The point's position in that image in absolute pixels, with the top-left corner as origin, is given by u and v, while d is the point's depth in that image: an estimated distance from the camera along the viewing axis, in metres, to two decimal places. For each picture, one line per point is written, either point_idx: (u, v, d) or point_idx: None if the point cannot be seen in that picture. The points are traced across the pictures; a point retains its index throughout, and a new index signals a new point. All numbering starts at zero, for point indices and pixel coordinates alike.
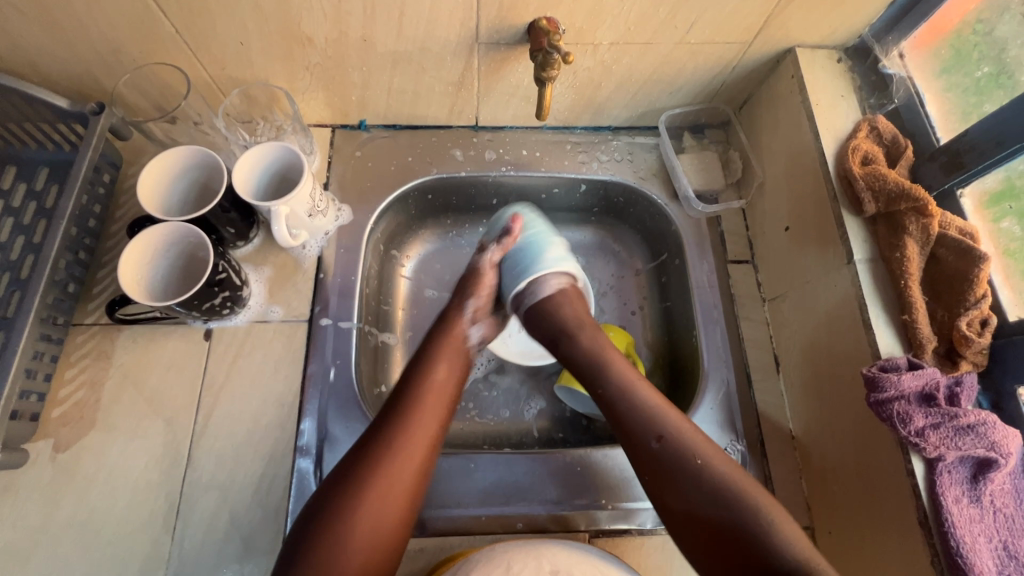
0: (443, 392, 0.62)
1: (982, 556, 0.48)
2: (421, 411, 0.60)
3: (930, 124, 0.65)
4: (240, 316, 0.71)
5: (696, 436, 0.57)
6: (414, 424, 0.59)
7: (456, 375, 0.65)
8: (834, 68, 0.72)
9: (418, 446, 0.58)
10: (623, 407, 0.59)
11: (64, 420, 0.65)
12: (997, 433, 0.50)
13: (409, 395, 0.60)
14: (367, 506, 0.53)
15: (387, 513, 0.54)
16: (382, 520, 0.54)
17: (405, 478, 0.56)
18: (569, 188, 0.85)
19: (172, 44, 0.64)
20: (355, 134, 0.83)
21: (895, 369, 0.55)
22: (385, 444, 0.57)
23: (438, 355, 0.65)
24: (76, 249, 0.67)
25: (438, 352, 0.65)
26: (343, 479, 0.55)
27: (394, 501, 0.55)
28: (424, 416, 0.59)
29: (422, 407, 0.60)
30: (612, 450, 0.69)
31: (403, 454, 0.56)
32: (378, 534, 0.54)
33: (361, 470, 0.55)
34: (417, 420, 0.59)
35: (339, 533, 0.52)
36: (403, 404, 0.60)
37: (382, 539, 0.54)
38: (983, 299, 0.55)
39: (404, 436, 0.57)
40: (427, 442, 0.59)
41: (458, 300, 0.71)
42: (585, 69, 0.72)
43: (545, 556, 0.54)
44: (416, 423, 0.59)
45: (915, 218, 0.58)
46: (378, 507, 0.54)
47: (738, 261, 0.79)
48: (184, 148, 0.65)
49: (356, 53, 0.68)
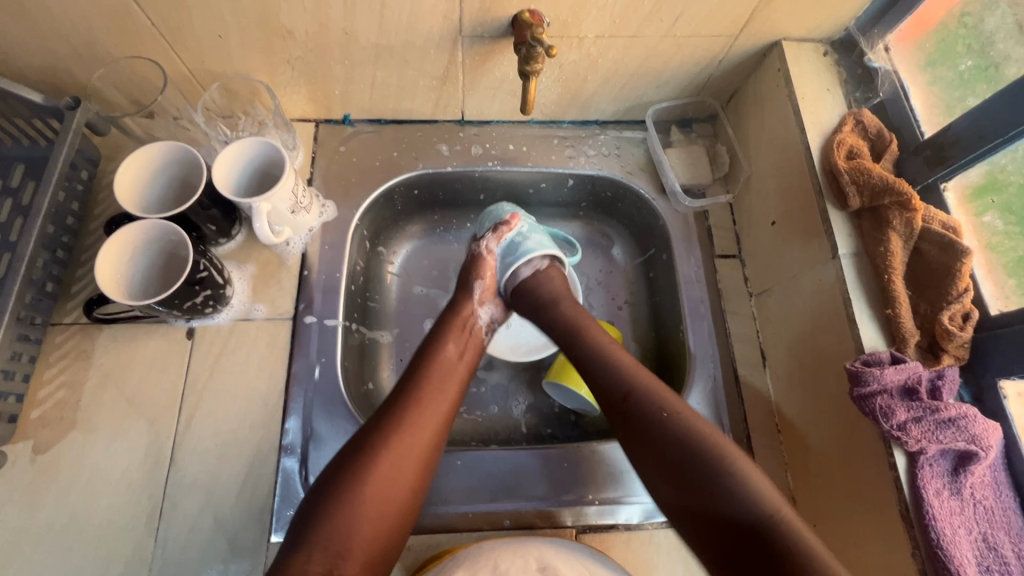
0: (452, 370, 0.63)
1: (962, 548, 0.49)
2: (437, 385, 0.60)
3: (915, 118, 0.65)
4: (223, 314, 0.71)
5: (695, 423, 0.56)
6: (425, 399, 0.59)
7: (469, 355, 0.65)
8: (821, 61, 0.71)
9: (430, 421, 0.58)
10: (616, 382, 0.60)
11: (43, 421, 0.64)
12: (977, 426, 0.51)
13: (420, 372, 0.61)
14: (378, 479, 0.53)
15: (398, 486, 0.54)
16: (392, 492, 0.53)
17: (415, 451, 0.56)
18: (556, 182, 0.85)
19: (148, 37, 0.63)
20: (339, 129, 0.82)
21: (878, 364, 0.55)
22: (397, 417, 0.57)
23: (448, 336, 0.65)
24: (53, 247, 0.66)
25: (447, 331, 0.66)
26: (355, 453, 0.54)
27: (406, 474, 0.54)
28: (436, 392, 0.60)
29: (434, 384, 0.60)
30: (603, 445, 0.69)
31: (416, 428, 0.56)
32: (389, 507, 0.53)
33: (373, 443, 0.54)
34: (430, 398, 0.59)
35: (350, 504, 0.51)
36: (414, 382, 0.60)
37: (392, 514, 0.53)
38: (965, 293, 0.55)
39: (416, 411, 0.58)
40: (438, 417, 0.58)
41: (465, 286, 0.71)
42: (570, 62, 0.71)
43: (533, 552, 0.54)
44: (428, 399, 0.59)
45: (898, 212, 0.58)
46: (389, 480, 0.53)
47: (725, 255, 0.79)
48: (161, 143, 0.64)
49: (337, 46, 0.67)
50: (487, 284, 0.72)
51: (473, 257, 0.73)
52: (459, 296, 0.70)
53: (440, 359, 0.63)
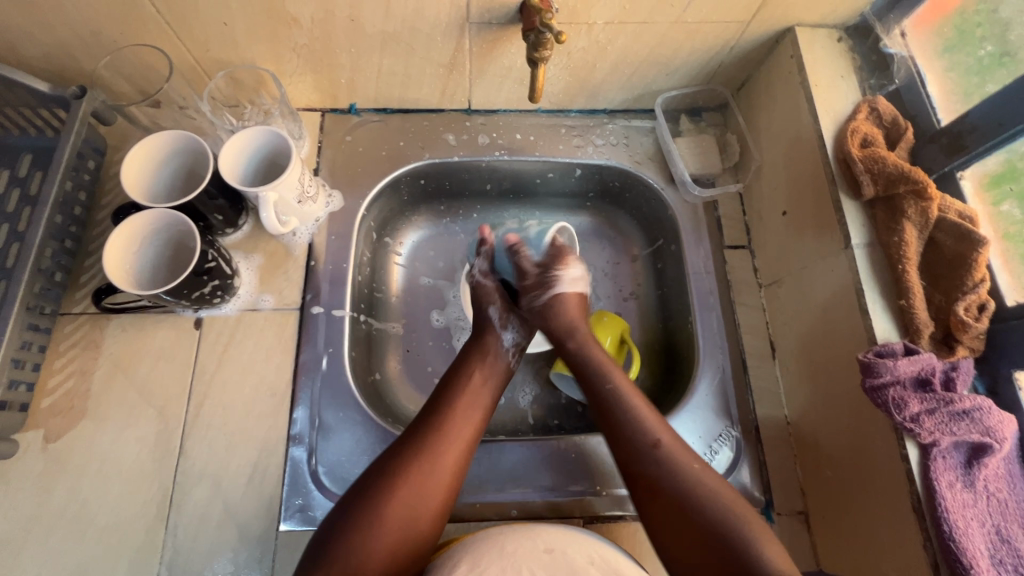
0: (478, 397, 0.63)
1: (974, 541, 0.48)
2: (460, 411, 0.61)
3: (932, 105, 0.64)
4: (230, 304, 0.71)
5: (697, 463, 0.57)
6: (449, 424, 0.59)
7: (493, 383, 0.65)
8: (835, 47, 0.70)
9: (453, 447, 0.57)
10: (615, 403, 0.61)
11: (54, 410, 0.64)
12: (991, 418, 0.51)
13: (445, 397, 0.62)
14: (398, 501, 0.53)
15: (418, 511, 0.53)
16: (411, 517, 0.53)
17: (439, 479, 0.55)
18: (564, 172, 0.84)
19: (153, 26, 0.62)
20: (346, 118, 0.81)
21: (891, 355, 0.54)
22: (420, 440, 0.57)
23: (473, 362, 0.66)
24: (62, 237, 0.66)
25: (474, 354, 0.67)
26: (377, 475, 0.54)
27: (428, 499, 0.54)
28: (460, 417, 0.60)
29: (458, 408, 0.61)
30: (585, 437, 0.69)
31: (439, 455, 0.56)
32: (407, 533, 0.52)
33: (395, 466, 0.55)
34: (453, 425, 0.59)
35: (368, 528, 0.51)
36: (439, 407, 0.61)
37: (411, 544, 0.52)
38: (981, 284, 0.54)
39: (439, 435, 0.58)
40: (460, 444, 0.58)
41: (482, 312, 0.72)
42: (579, 49, 0.70)
43: (539, 535, 0.52)
44: (453, 424, 0.59)
45: (914, 201, 0.57)
46: (408, 504, 0.53)
47: (735, 246, 0.78)
48: (165, 132, 0.64)
49: (344, 34, 0.66)
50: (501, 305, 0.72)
51: (478, 285, 0.74)
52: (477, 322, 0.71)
53: (466, 384, 0.63)
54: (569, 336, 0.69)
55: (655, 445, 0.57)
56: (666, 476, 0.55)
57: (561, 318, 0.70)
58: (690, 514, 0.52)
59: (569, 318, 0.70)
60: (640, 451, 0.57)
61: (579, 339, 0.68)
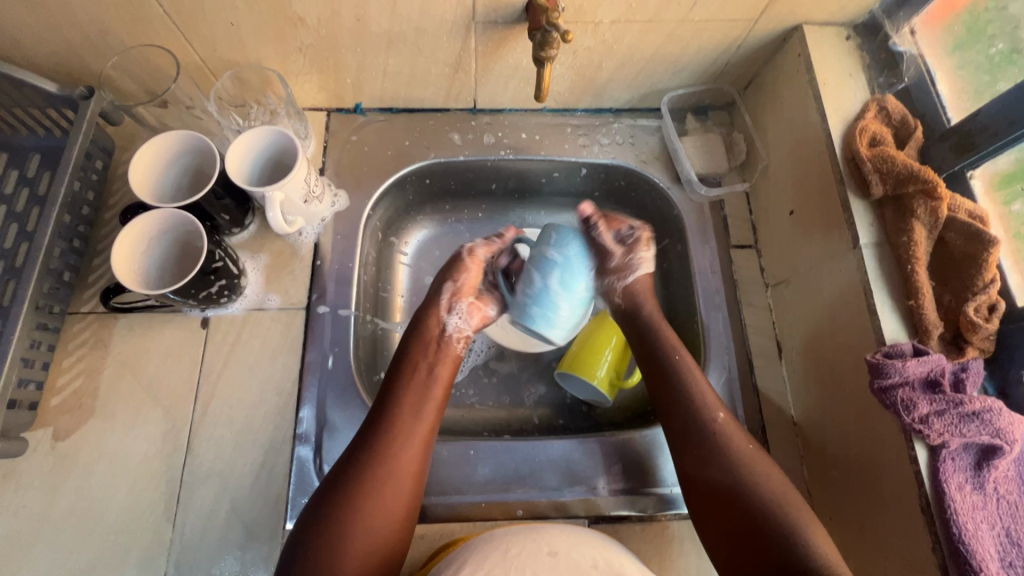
0: (427, 393, 0.62)
1: (984, 543, 0.48)
2: (412, 412, 0.60)
3: (941, 104, 0.63)
4: (237, 304, 0.71)
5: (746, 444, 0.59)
6: (399, 429, 0.58)
7: (444, 378, 0.64)
8: (843, 46, 0.69)
9: (406, 453, 0.57)
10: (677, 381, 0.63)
11: (63, 409, 0.65)
12: (1002, 420, 0.50)
13: (393, 399, 0.61)
14: (357, 516, 0.53)
15: (379, 522, 0.54)
16: (373, 530, 0.53)
17: (396, 483, 0.55)
18: (570, 172, 0.84)
19: (160, 26, 0.62)
20: (351, 118, 0.81)
21: (900, 356, 0.54)
22: (371, 450, 0.56)
23: (419, 357, 0.64)
24: (70, 236, 0.67)
25: (420, 350, 0.65)
26: (333, 493, 0.54)
27: (388, 508, 0.55)
28: (410, 420, 0.59)
29: (407, 411, 0.60)
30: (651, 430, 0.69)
31: (393, 460, 0.56)
32: (371, 546, 0.52)
33: (350, 481, 0.55)
34: (404, 426, 0.59)
35: (331, 548, 0.51)
36: (387, 411, 0.60)
37: (377, 551, 0.53)
38: (991, 284, 0.54)
39: (390, 443, 0.57)
40: (415, 446, 0.58)
41: (437, 289, 0.70)
42: (585, 48, 0.70)
43: (544, 538, 0.52)
44: (404, 426, 0.59)
45: (923, 201, 0.57)
46: (368, 517, 0.53)
47: (741, 246, 0.78)
48: (172, 133, 0.64)
49: (350, 34, 0.66)
50: (462, 284, 0.70)
51: (458, 258, 0.72)
52: (426, 303, 0.70)
53: (414, 385, 0.62)
54: (637, 313, 0.69)
55: (713, 423, 0.60)
56: (716, 455, 0.58)
57: (639, 303, 0.70)
58: (746, 493, 0.55)
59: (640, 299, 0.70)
60: (701, 433, 0.59)
61: (648, 317, 0.69)
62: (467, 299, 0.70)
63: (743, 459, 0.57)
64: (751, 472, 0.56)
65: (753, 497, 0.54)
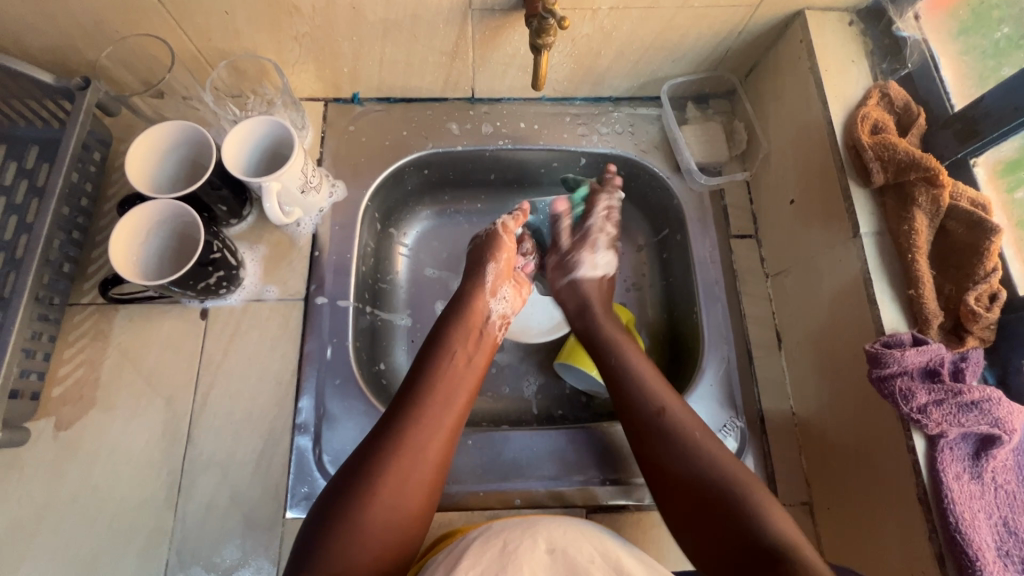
0: (459, 381, 0.61)
1: (981, 532, 0.48)
2: (443, 399, 0.59)
3: (945, 89, 0.62)
4: (236, 295, 0.71)
5: (694, 423, 0.58)
6: (429, 416, 0.57)
7: (475, 366, 0.64)
8: (846, 31, 0.68)
9: (434, 441, 0.56)
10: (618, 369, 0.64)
11: (64, 399, 0.65)
12: (1001, 409, 0.50)
13: (423, 386, 0.59)
14: (379, 503, 0.51)
15: (400, 510, 0.52)
16: (393, 519, 0.52)
17: (421, 470, 0.54)
18: (569, 161, 0.83)
19: (155, 16, 0.62)
20: (349, 108, 0.81)
21: (899, 345, 0.53)
22: (399, 435, 0.55)
23: (453, 341, 0.64)
24: (69, 228, 0.67)
25: (457, 337, 0.65)
26: (358, 476, 0.52)
27: (411, 495, 0.53)
28: (439, 408, 0.58)
29: (438, 398, 0.59)
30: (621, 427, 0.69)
31: (422, 445, 0.55)
32: (389, 536, 0.51)
33: (375, 464, 0.53)
34: (433, 412, 0.58)
35: (351, 531, 0.49)
36: (417, 397, 0.58)
37: (394, 539, 0.52)
38: (992, 273, 0.53)
39: (418, 430, 0.56)
40: (443, 434, 0.57)
41: (479, 269, 0.71)
42: (583, 36, 0.69)
43: (541, 533, 0.51)
44: (434, 412, 0.58)
45: (924, 189, 0.56)
46: (390, 504, 0.52)
47: (741, 236, 0.78)
48: (170, 122, 0.64)
49: (345, 22, 0.65)
50: (502, 267, 0.72)
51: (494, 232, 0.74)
52: (471, 284, 0.70)
53: (445, 373, 0.61)
54: (575, 316, 0.73)
55: (658, 406, 0.60)
56: (665, 441, 0.57)
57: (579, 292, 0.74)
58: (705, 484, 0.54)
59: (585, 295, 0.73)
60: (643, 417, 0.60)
61: (588, 314, 0.72)
62: (509, 282, 0.73)
63: (690, 434, 0.57)
64: (697, 455, 0.56)
65: (699, 473, 0.54)
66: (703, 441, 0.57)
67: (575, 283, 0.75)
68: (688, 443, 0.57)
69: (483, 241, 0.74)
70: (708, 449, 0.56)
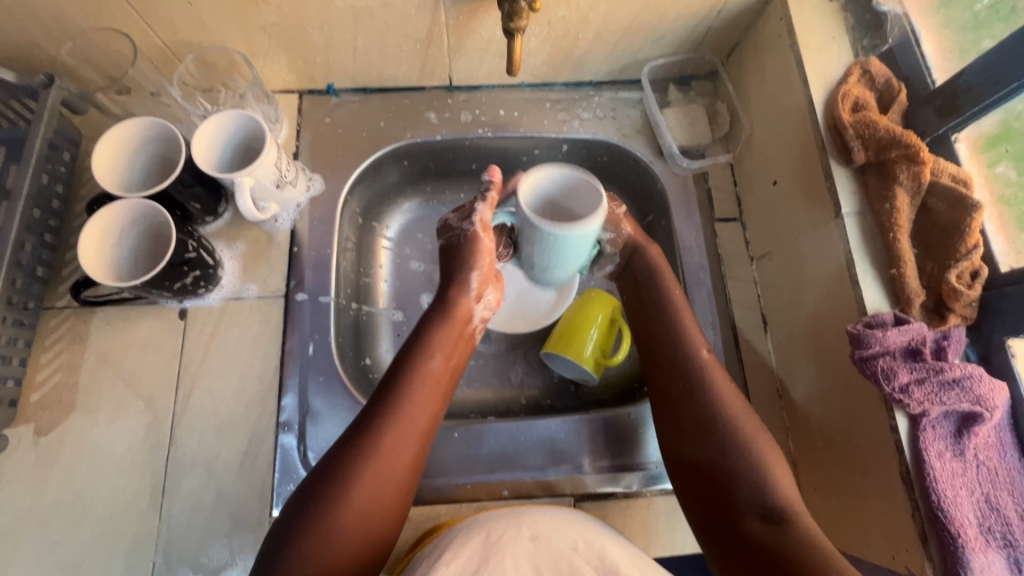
0: (439, 383, 0.60)
1: (963, 509, 0.48)
2: (420, 401, 0.58)
3: (926, 63, 0.61)
4: (214, 294, 0.70)
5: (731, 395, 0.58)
6: (405, 419, 0.56)
7: (454, 366, 0.63)
8: (827, 7, 0.66)
9: (410, 444, 0.55)
10: (669, 331, 0.63)
11: (43, 404, 0.64)
12: (982, 386, 0.50)
13: (402, 389, 0.58)
14: (353, 508, 0.51)
15: (375, 512, 0.52)
16: (368, 520, 0.51)
17: (394, 475, 0.54)
18: (550, 148, 0.82)
19: (116, 10, 0.60)
20: (324, 99, 0.79)
21: (881, 326, 0.53)
22: (374, 440, 0.54)
23: (436, 339, 0.62)
24: (40, 231, 0.65)
25: (439, 337, 0.62)
26: (334, 477, 0.52)
27: (385, 499, 0.53)
28: (416, 412, 0.57)
29: (416, 401, 0.57)
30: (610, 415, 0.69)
31: (397, 449, 0.54)
32: (362, 538, 0.51)
33: (350, 468, 0.52)
34: (409, 413, 0.56)
35: (322, 535, 0.49)
36: (394, 401, 0.57)
37: (366, 541, 0.51)
38: (974, 250, 0.53)
39: (396, 433, 0.55)
40: (418, 435, 0.56)
41: (461, 274, 0.66)
42: (560, 18, 0.68)
43: (525, 522, 0.51)
44: (410, 414, 0.56)
45: (905, 166, 0.56)
46: (362, 509, 0.51)
47: (725, 219, 0.77)
48: (139, 119, 0.62)
49: (314, 10, 0.64)
50: (485, 273, 0.66)
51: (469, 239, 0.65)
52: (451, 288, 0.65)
53: (423, 375, 0.59)
54: (643, 270, 0.68)
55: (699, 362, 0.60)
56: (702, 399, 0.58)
57: (647, 261, 0.68)
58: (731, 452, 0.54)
59: (647, 258, 0.68)
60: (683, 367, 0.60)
61: (648, 263, 0.68)
62: (492, 285, 0.68)
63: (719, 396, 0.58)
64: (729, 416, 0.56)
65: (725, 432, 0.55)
66: (728, 396, 0.58)
67: (638, 247, 0.68)
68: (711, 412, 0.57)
69: (458, 245, 0.66)
70: (733, 410, 0.57)
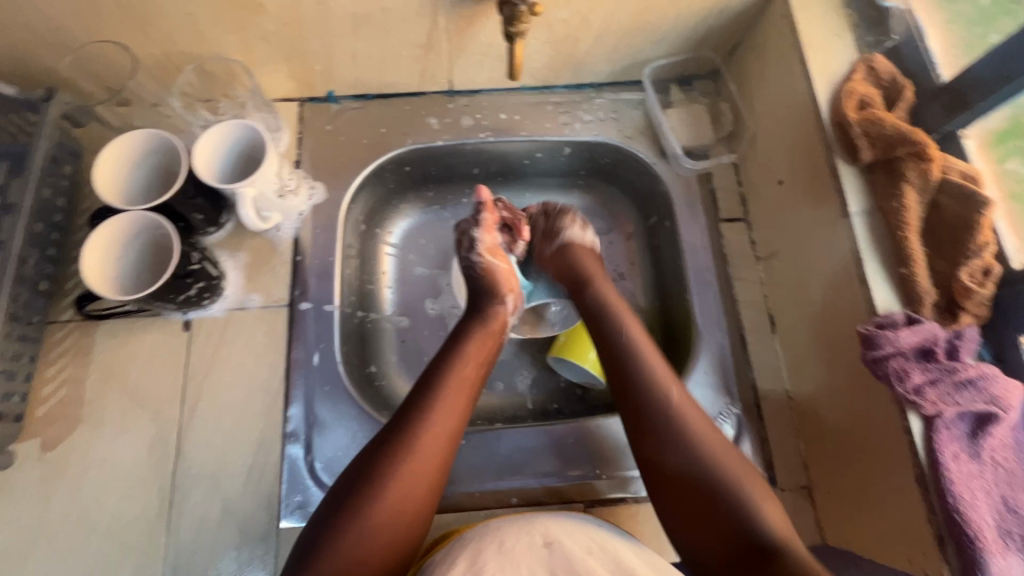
0: (468, 384, 0.60)
1: (981, 511, 0.47)
2: (450, 402, 0.57)
3: (932, 59, 0.60)
4: (218, 305, 0.70)
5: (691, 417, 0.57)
6: (441, 415, 0.56)
7: (483, 369, 0.63)
8: (829, 4, 0.66)
9: (440, 444, 0.55)
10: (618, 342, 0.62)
11: (49, 419, 0.64)
12: (998, 386, 0.49)
13: (434, 390, 0.57)
14: (384, 509, 0.50)
15: (405, 514, 0.51)
16: (398, 522, 0.50)
17: (426, 476, 0.53)
18: (553, 151, 0.81)
19: (114, 22, 0.60)
20: (324, 107, 0.79)
21: (892, 326, 0.52)
22: (411, 437, 0.54)
23: (468, 342, 0.63)
24: (44, 245, 0.65)
25: (472, 342, 0.63)
26: (365, 477, 0.51)
27: (413, 502, 0.52)
28: (452, 409, 0.57)
29: (448, 402, 0.57)
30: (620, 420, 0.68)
31: (427, 451, 0.54)
32: (392, 541, 0.50)
33: (382, 469, 0.52)
34: (441, 415, 0.56)
35: (354, 535, 0.48)
36: (428, 399, 0.57)
37: (398, 545, 0.50)
38: (985, 248, 0.52)
39: (428, 434, 0.54)
40: (447, 436, 0.55)
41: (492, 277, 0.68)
42: (560, 21, 0.67)
43: (537, 527, 0.50)
44: (441, 416, 0.56)
45: (913, 164, 0.55)
46: (393, 511, 0.50)
47: (730, 219, 0.76)
48: (140, 130, 0.62)
49: (313, 18, 0.63)
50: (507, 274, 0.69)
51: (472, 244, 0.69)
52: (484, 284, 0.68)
53: (458, 374, 0.59)
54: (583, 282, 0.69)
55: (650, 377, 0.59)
56: (663, 431, 0.56)
57: (578, 259, 0.72)
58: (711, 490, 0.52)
59: (576, 259, 0.72)
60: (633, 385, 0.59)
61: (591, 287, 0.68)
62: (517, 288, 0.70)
63: (679, 419, 0.56)
64: (693, 450, 0.54)
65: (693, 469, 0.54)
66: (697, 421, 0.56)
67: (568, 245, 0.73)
68: (672, 439, 0.55)
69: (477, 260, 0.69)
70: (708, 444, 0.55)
